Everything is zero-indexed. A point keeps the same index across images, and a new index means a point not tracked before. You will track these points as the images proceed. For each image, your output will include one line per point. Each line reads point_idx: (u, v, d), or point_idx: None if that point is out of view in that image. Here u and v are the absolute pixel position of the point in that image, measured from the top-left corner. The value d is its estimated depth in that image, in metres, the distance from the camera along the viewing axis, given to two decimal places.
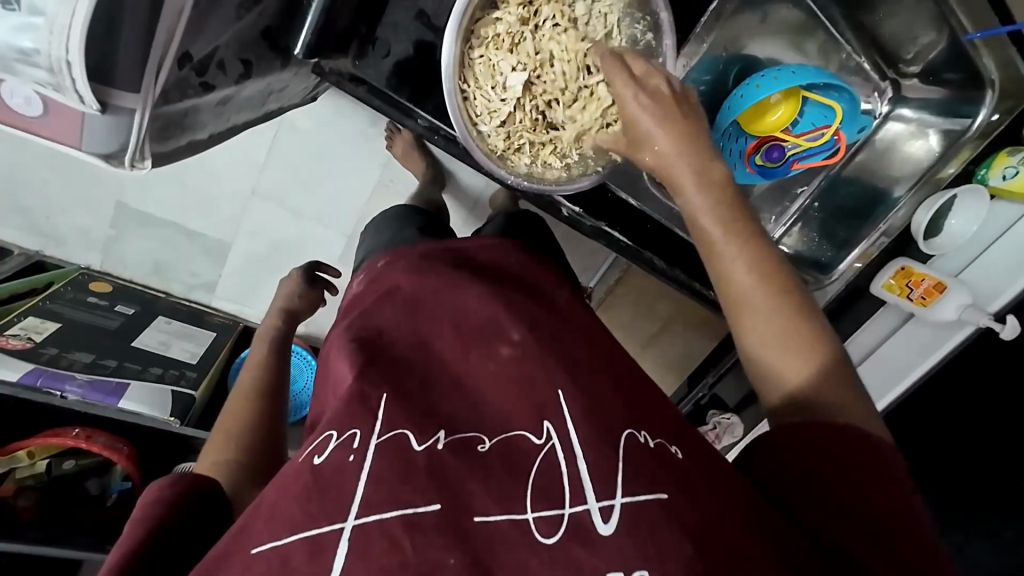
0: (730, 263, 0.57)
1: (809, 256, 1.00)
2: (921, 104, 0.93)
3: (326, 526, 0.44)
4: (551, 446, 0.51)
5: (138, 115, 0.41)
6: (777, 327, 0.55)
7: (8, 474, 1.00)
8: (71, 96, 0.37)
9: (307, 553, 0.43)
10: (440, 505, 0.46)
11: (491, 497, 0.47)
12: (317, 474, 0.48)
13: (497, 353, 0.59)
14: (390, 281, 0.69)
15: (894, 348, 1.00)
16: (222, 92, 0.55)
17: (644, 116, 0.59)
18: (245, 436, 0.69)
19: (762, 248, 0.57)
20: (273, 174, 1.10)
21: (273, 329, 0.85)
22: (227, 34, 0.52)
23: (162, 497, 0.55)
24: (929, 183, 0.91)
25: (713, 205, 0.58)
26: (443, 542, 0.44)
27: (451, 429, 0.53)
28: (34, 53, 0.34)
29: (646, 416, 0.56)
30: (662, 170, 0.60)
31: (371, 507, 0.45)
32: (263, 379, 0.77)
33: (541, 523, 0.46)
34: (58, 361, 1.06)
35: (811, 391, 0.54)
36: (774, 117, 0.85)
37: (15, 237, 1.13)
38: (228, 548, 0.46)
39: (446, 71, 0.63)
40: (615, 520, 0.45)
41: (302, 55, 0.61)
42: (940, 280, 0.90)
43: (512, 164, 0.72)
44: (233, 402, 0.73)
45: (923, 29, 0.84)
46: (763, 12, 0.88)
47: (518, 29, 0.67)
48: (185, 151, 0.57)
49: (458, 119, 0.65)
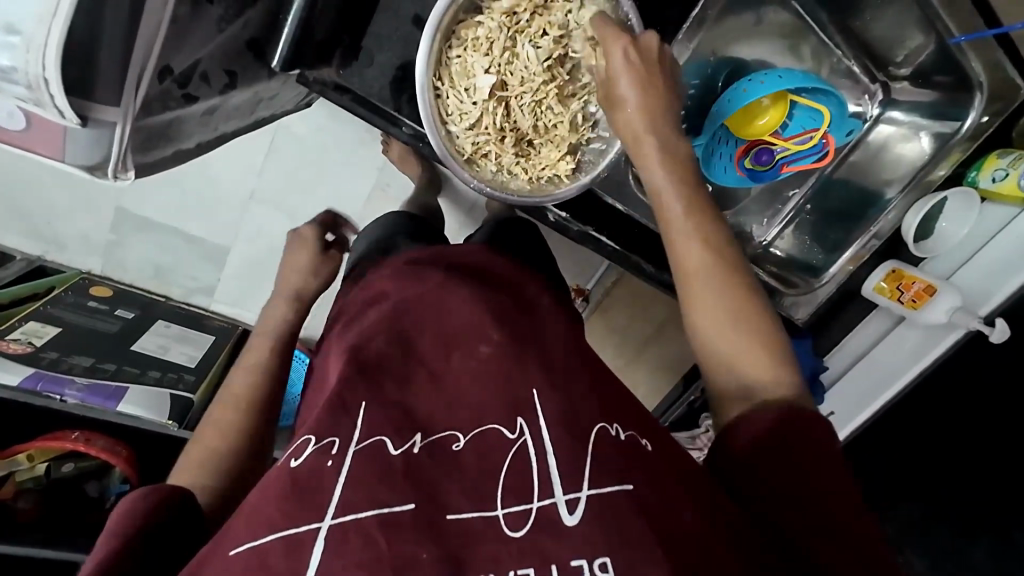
0: (686, 240, 0.61)
1: (800, 259, 1.00)
2: (911, 107, 0.92)
3: (304, 526, 0.45)
4: (523, 442, 0.51)
5: (120, 128, 0.41)
6: (725, 299, 0.59)
7: (8, 477, 1.01)
8: (52, 111, 0.38)
9: (284, 550, 0.44)
10: (414, 504, 0.46)
11: (466, 496, 0.48)
12: (296, 478, 0.48)
13: (476, 352, 0.59)
14: (381, 284, 0.70)
15: (887, 351, 0.99)
16: (207, 103, 0.56)
17: (627, 95, 0.63)
18: (223, 457, 0.67)
19: (723, 241, 0.61)
20: (270, 180, 1.13)
21: (284, 319, 0.80)
22: (210, 46, 0.52)
23: (139, 505, 0.56)
24: (918, 186, 0.91)
25: (683, 190, 0.62)
26: (417, 536, 0.45)
27: (427, 432, 0.53)
28: (12, 71, 0.35)
29: (622, 414, 0.56)
30: (640, 154, 0.63)
31: (348, 507, 0.46)
32: (258, 387, 0.74)
33: (511, 518, 0.46)
34: (58, 364, 1.06)
35: (753, 369, 0.57)
36: (761, 121, 0.86)
37: (16, 243, 1.17)
38: (209, 553, 0.46)
39: (420, 67, 0.62)
40: (580, 511, 0.46)
41: (280, 66, 0.62)
42: (931, 283, 0.89)
43: (478, 171, 0.72)
44: (215, 415, 0.71)
45: (911, 32, 0.84)
46: (755, 15, 0.88)
47: (498, 35, 0.68)
48: (172, 161, 0.58)
49: (428, 117, 0.65)
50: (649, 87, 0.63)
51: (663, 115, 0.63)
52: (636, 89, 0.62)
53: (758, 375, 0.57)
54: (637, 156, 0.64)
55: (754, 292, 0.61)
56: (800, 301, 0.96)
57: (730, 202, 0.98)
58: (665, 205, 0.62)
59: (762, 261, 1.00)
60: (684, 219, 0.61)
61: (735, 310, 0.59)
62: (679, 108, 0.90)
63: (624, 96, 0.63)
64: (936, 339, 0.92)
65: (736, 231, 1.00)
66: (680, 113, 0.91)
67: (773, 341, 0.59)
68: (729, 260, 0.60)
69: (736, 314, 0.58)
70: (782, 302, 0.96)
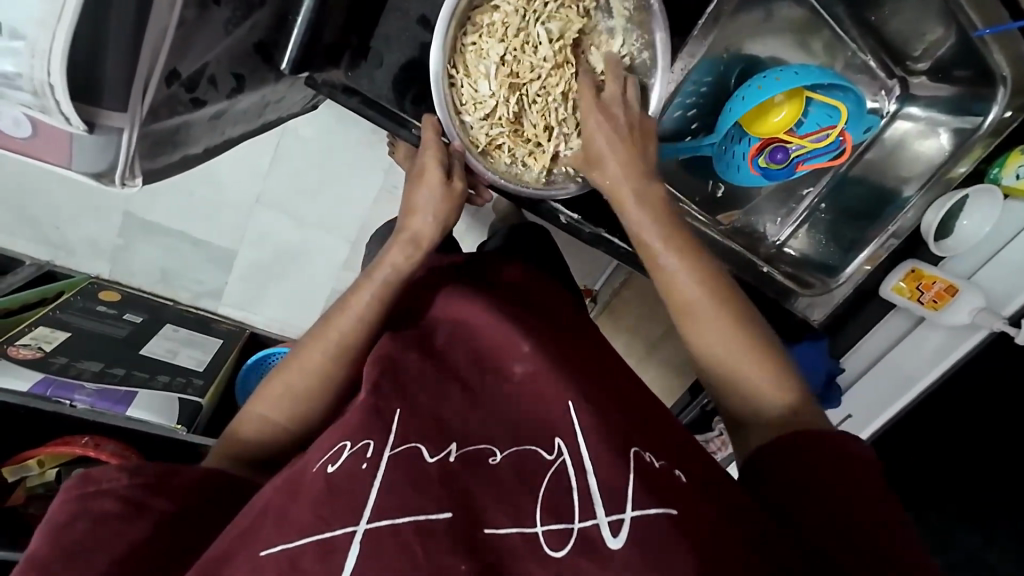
0: (675, 283, 0.60)
1: (816, 259, 0.98)
2: (929, 102, 0.91)
3: (338, 529, 0.44)
4: (563, 461, 0.50)
5: (127, 134, 0.40)
6: (722, 334, 0.59)
7: (19, 483, 1.02)
8: (58, 117, 0.37)
9: (317, 554, 0.43)
10: (450, 514, 0.45)
11: (503, 511, 0.46)
12: (331, 481, 0.47)
13: (509, 374, 0.59)
14: (415, 288, 0.71)
15: (904, 353, 0.97)
16: (214, 107, 0.55)
17: (602, 143, 0.63)
18: (275, 428, 0.61)
19: (714, 276, 0.60)
20: (277, 182, 1.13)
21: (395, 264, 0.64)
22: (218, 49, 0.51)
23: (133, 496, 0.50)
24: (939, 183, 0.88)
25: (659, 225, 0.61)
26: (455, 548, 0.43)
27: (462, 441, 0.52)
28: (16, 76, 0.34)
29: (653, 432, 0.55)
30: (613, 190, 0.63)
31: (384, 511, 0.45)
32: (348, 338, 0.63)
33: (551, 537, 0.45)
34: (68, 369, 1.06)
35: (765, 399, 0.57)
36: (777, 117, 0.84)
37: (28, 248, 1.19)
38: (234, 547, 0.45)
39: (435, 50, 0.62)
40: (623, 534, 0.45)
41: (288, 70, 0.60)
42: (952, 283, 0.87)
43: (492, 163, 0.71)
44: (302, 352, 0.62)
45: (931, 24, 0.82)
46: (767, 10, 0.86)
47: (512, 18, 0.67)
48: (179, 166, 0.57)
49: (443, 104, 0.65)
50: (620, 142, 0.63)
51: (633, 161, 0.63)
52: (609, 140, 0.63)
53: (781, 405, 0.57)
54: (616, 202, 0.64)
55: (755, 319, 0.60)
56: (816, 302, 0.95)
57: (743, 202, 0.97)
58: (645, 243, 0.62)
59: (776, 261, 0.98)
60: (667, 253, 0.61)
61: (736, 349, 0.58)
62: (691, 106, 0.89)
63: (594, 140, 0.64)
64: (959, 341, 0.90)
65: (748, 230, 0.98)
66: (693, 111, 0.89)
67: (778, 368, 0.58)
68: (724, 297, 0.60)
69: (739, 354, 0.58)
70: (796, 304, 0.95)
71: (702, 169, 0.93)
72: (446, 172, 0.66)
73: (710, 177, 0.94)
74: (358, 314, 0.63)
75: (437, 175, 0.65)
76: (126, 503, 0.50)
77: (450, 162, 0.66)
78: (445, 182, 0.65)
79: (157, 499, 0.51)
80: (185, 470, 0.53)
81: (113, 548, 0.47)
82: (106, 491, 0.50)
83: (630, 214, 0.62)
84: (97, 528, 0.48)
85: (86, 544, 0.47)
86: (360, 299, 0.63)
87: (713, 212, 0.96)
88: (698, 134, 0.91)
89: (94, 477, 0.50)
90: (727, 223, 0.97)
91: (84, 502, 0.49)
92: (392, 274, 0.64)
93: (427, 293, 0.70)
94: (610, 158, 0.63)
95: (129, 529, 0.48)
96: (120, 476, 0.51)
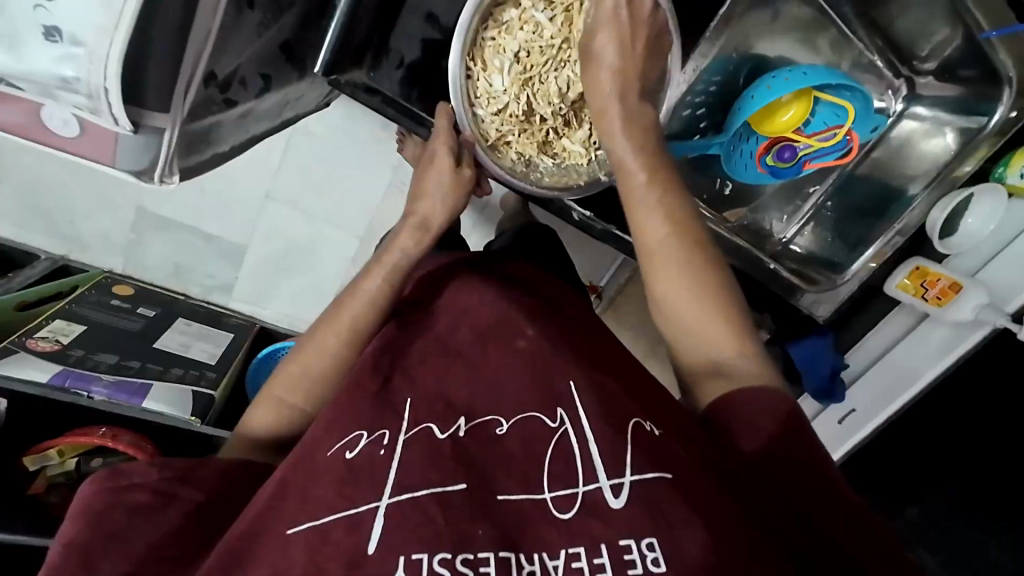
0: (642, 199, 0.58)
1: (821, 256, 1.00)
2: (935, 102, 0.92)
3: (362, 505, 0.46)
4: (564, 431, 0.51)
5: (168, 133, 0.42)
6: (692, 285, 0.57)
7: (40, 472, 1.05)
8: (108, 118, 0.38)
9: (346, 529, 0.45)
10: (465, 485, 0.48)
11: (513, 480, 0.49)
12: (352, 466, 0.49)
13: (513, 345, 0.61)
14: (423, 279, 0.74)
15: (907, 348, 1.00)
16: (243, 106, 0.57)
17: (602, 53, 0.61)
18: (293, 412, 0.63)
19: (687, 220, 0.58)
20: (287, 178, 1.15)
21: (404, 250, 0.66)
22: (249, 51, 0.53)
23: (162, 489, 0.52)
24: (944, 182, 0.89)
25: (648, 161, 0.59)
26: (472, 515, 0.46)
27: (470, 416, 0.55)
28: (75, 81, 0.36)
29: (658, 407, 0.55)
30: (604, 120, 0.61)
31: (404, 486, 0.47)
32: (366, 327, 0.64)
33: (559, 501, 0.47)
34: (85, 361, 1.09)
35: (715, 342, 0.56)
36: (784, 117, 0.86)
37: (43, 243, 1.21)
38: (259, 525, 0.47)
39: (456, 43, 0.64)
40: (625, 494, 0.46)
41: (320, 72, 0.64)
42: (957, 280, 0.88)
43: (500, 158, 0.72)
44: (317, 338, 0.64)
45: (938, 25, 0.84)
46: (773, 10, 0.87)
47: (533, 19, 0.69)
48: (210, 163, 0.59)
49: (459, 95, 0.67)
50: (625, 52, 0.61)
51: (627, 82, 0.61)
52: (612, 45, 0.61)
53: (726, 350, 0.56)
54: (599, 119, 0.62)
55: (725, 276, 0.59)
56: (821, 299, 0.95)
57: (749, 199, 0.99)
58: (629, 177, 0.59)
59: (782, 258, 1.00)
60: (650, 194, 0.58)
61: (701, 291, 0.57)
62: (700, 104, 0.90)
63: (602, 51, 0.61)
64: (962, 338, 0.92)
65: (755, 228, 1.00)
66: (700, 111, 0.91)
67: (740, 324, 0.57)
68: (694, 242, 0.58)
69: (703, 295, 0.57)
70: (802, 300, 0.96)
71: (708, 168, 0.95)
72: (456, 158, 0.68)
73: (717, 175, 0.96)
74: (370, 303, 0.64)
75: (448, 160, 0.67)
76: (157, 494, 0.52)
77: (459, 149, 0.69)
78: (455, 165, 0.67)
79: (185, 489, 0.53)
80: (209, 462, 0.55)
81: (150, 533, 0.50)
82: (139, 484, 0.51)
83: (610, 134, 0.61)
84: (133, 519, 0.50)
85: (122, 533, 0.49)
86: (372, 286, 0.64)
87: (719, 209, 0.97)
88: (706, 133, 0.93)
89: (125, 472, 0.52)
90: (733, 220, 0.99)
91: (118, 494, 0.51)
92: (402, 259, 0.66)
93: (437, 286, 0.71)
94: (607, 65, 0.61)
95: (162, 519, 0.51)
96: (150, 470, 0.53)
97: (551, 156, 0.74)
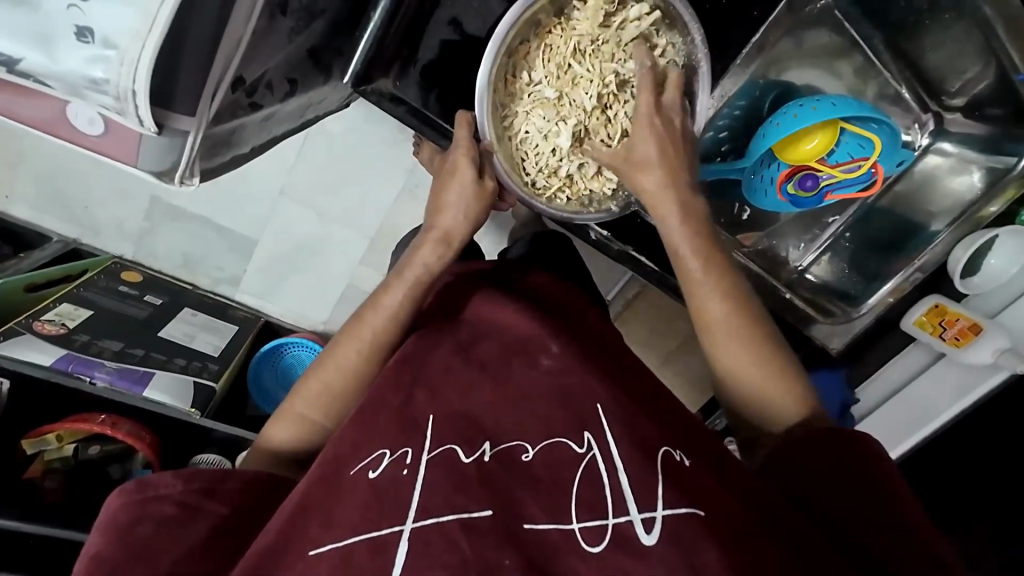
0: (703, 281, 0.59)
1: (837, 287, 0.98)
2: (964, 139, 0.90)
3: (387, 528, 0.46)
4: (593, 457, 0.50)
5: (192, 137, 0.41)
6: (757, 355, 0.58)
7: (37, 456, 1.04)
8: (133, 120, 0.37)
9: (369, 550, 0.45)
10: (491, 511, 0.47)
11: (540, 506, 0.47)
12: (375, 486, 0.49)
13: (537, 363, 0.59)
14: (442, 292, 0.71)
15: (924, 387, 0.98)
16: (268, 109, 0.56)
17: (648, 150, 0.61)
18: (315, 427, 0.63)
19: (739, 288, 0.60)
20: (302, 175, 1.14)
21: (427, 263, 0.64)
22: (278, 56, 0.53)
23: (187, 500, 0.52)
24: (969, 221, 0.87)
25: (702, 244, 0.60)
26: (498, 544, 0.45)
27: (496, 441, 0.53)
28: (104, 82, 0.35)
29: (683, 439, 0.54)
30: (656, 209, 0.61)
31: (429, 511, 0.47)
32: (381, 338, 0.63)
33: (587, 532, 0.46)
34: (89, 347, 1.08)
35: (784, 407, 0.58)
36: (809, 145, 0.84)
37: (55, 225, 1.21)
38: (282, 542, 0.47)
39: (489, 51, 0.62)
40: (657, 531, 0.45)
41: (351, 83, 0.68)
42: (976, 322, 0.86)
43: (514, 174, 0.69)
44: (336, 351, 0.63)
45: (970, 61, 0.83)
46: (801, 37, 0.86)
47: (573, 40, 0.67)
48: (229, 167, 0.58)
49: (482, 104, 0.64)
50: (671, 152, 0.61)
51: (676, 170, 0.61)
52: (658, 148, 0.61)
53: (792, 411, 0.57)
54: (651, 209, 0.62)
55: (775, 332, 0.60)
56: (836, 331, 0.94)
57: (767, 224, 0.97)
58: (686, 266, 0.60)
59: (797, 287, 0.98)
60: (709, 282, 0.59)
61: (762, 362, 0.58)
62: (723, 128, 0.90)
63: (648, 156, 0.61)
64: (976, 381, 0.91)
65: (771, 254, 0.98)
66: (724, 134, 0.90)
67: (794, 381, 0.59)
68: (749, 309, 0.59)
69: (765, 364, 0.58)
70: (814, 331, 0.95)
71: (729, 192, 0.94)
72: (478, 171, 0.64)
73: (737, 200, 0.94)
74: (391, 317, 0.63)
75: (470, 172, 0.63)
76: (183, 507, 0.52)
77: (482, 160, 0.65)
78: (477, 180, 0.64)
79: (210, 502, 0.53)
80: (236, 474, 0.55)
81: (176, 547, 0.49)
82: (163, 497, 0.52)
83: (665, 222, 0.61)
84: (159, 530, 0.50)
85: (147, 545, 0.49)
86: (394, 303, 0.63)
87: (735, 233, 0.96)
88: (727, 156, 0.92)
89: (151, 484, 0.52)
90: (749, 244, 0.97)
91: (144, 507, 0.51)
92: (424, 273, 0.64)
93: (455, 298, 0.69)
94: (657, 166, 0.61)
95: (189, 531, 0.50)
96: (175, 482, 0.53)
97: (562, 177, 0.72)
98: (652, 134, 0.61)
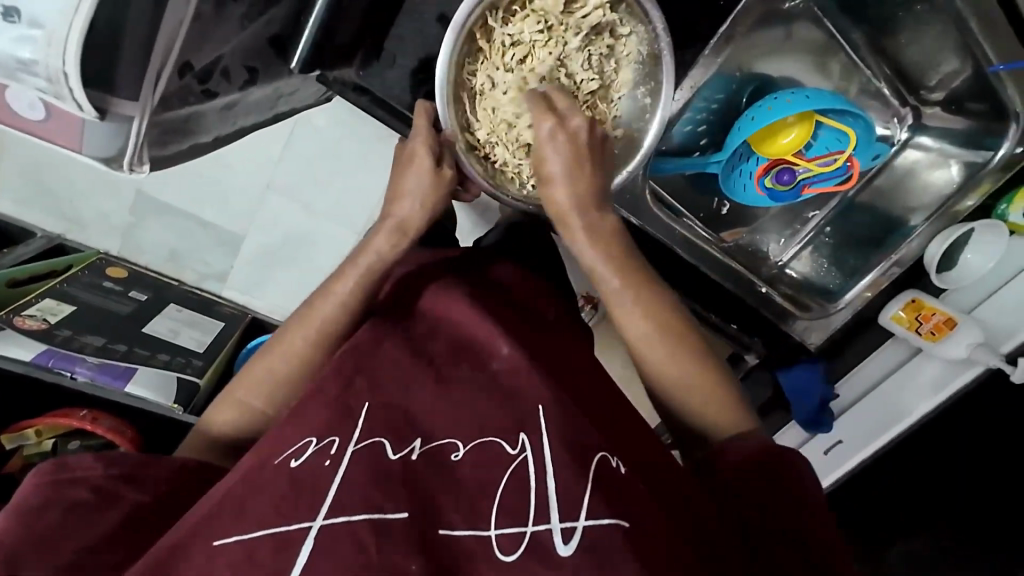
0: (620, 298, 0.60)
1: (817, 282, 0.98)
2: (941, 133, 0.90)
3: (295, 524, 0.45)
4: (524, 459, 0.49)
5: (136, 122, 0.44)
6: (677, 368, 0.60)
7: (18, 450, 1.03)
8: (71, 103, 0.39)
9: (272, 549, 0.43)
10: (407, 514, 0.46)
11: (460, 513, 0.47)
12: (294, 477, 0.48)
13: (487, 366, 0.59)
14: (402, 279, 0.70)
15: (898, 383, 0.94)
16: (225, 98, 0.60)
17: (552, 167, 0.60)
18: (257, 414, 0.62)
19: (657, 300, 0.61)
20: (288, 167, 1.18)
21: (380, 252, 0.63)
22: (233, 42, 0.56)
23: (102, 484, 0.52)
24: (944, 216, 0.86)
25: (615, 259, 0.61)
26: (407, 548, 0.44)
27: (426, 438, 0.53)
28: (33, 63, 0.37)
29: (625, 448, 0.54)
30: (566, 228, 0.61)
31: (342, 508, 0.45)
32: (335, 327, 0.63)
33: (504, 540, 0.45)
34: (71, 342, 1.03)
35: (709, 413, 0.60)
36: (786, 138, 0.84)
37: (41, 219, 1.22)
38: (193, 532, 0.46)
39: (448, 36, 0.61)
40: (574, 541, 0.45)
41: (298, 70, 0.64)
42: (951, 317, 0.86)
43: (477, 162, 0.68)
44: (285, 339, 0.63)
45: (946, 56, 0.82)
46: (786, 29, 0.87)
47: (533, 29, 0.66)
48: (189, 154, 0.61)
49: (442, 91, 0.63)
50: (577, 168, 0.60)
51: (590, 185, 0.61)
52: (563, 164, 0.59)
53: (714, 419, 0.60)
54: (563, 230, 0.62)
55: (694, 333, 0.62)
56: (813, 326, 0.94)
57: (748, 220, 0.97)
58: (600, 280, 0.61)
59: (777, 282, 0.97)
60: (625, 296, 0.60)
61: (685, 378, 0.60)
62: (701, 121, 0.89)
63: (554, 173, 0.60)
64: (952, 376, 0.88)
65: (751, 248, 0.98)
66: (702, 128, 0.89)
67: (726, 383, 0.61)
68: (668, 319, 0.60)
69: (686, 378, 0.60)
70: (793, 326, 0.94)
71: (706, 187, 0.94)
72: (435, 159, 0.64)
73: (715, 194, 0.95)
74: (341, 305, 0.63)
75: (428, 159, 0.63)
76: (99, 492, 0.51)
77: (441, 148, 0.65)
78: (435, 166, 0.64)
79: (129, 489, 0.52)
80: (161, 462, 0.55)
81: (84, 534, 0.48)
82: (80, 480, 0.51)
83: (577, 244, 0.61)
84: (69, 514, 0.49)
85: (53, 532, 0.47)
86: (346, 290, 0.63)
87: (715, 228, 0.96)
88: (706, 151, 0.91)
89: (70, 466, 0.52)
90: (730, 240, 0.97)
91: (58, 489, 0.50)
92: (377, 261, 0.63)
93: (414, 289, 0.69)
94: (561, 183, 0.60)
95: (100, 516, 0.50)
96: (95, 466, 0.53)
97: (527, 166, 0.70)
98: (554, 150, 0.59)
